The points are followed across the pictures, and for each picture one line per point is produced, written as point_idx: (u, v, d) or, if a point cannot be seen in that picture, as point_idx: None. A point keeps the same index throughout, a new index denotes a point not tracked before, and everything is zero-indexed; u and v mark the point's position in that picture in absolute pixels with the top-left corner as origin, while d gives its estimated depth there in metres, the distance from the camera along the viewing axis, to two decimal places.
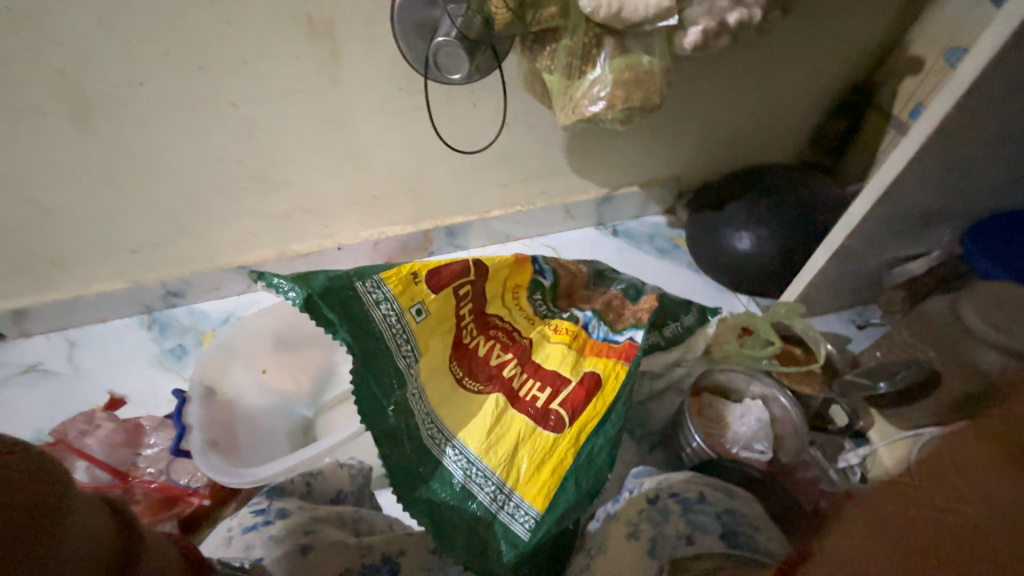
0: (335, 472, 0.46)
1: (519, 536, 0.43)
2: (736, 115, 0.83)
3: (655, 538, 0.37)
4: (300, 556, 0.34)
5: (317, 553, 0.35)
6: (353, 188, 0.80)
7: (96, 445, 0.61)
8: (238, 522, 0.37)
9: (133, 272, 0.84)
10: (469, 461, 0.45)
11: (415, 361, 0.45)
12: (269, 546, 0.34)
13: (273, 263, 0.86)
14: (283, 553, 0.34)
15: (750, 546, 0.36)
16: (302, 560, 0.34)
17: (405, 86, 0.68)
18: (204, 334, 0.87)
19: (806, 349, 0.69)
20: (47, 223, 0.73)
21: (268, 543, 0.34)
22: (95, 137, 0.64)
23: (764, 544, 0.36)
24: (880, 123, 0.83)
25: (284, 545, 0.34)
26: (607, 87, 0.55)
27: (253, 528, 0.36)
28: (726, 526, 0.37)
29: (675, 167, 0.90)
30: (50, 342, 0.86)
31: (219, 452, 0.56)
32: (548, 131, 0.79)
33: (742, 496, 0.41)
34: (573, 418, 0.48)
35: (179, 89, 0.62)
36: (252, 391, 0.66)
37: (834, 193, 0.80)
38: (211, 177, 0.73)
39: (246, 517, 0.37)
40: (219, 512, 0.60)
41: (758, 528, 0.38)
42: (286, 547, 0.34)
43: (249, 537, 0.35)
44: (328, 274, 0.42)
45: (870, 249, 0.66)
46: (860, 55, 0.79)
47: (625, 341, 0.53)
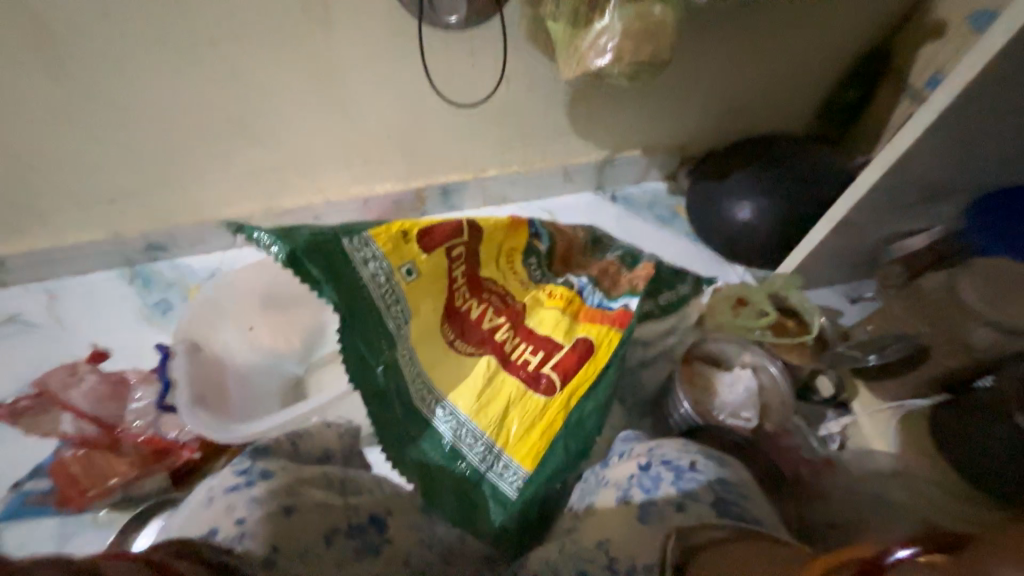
0: (322, 432, 0.46)
1: (507, 494, 0.45)
2: (747, 77, 0.79)
3: (646, 504, 0.37)
4: (283, 517, 0.32)
5: (302, 514, 0.33)
6: (342, 142, 0.76)
7: (81, 397, 0.60)
8: (219, 482, 0.35)
9: (112, 223, 0.80)
10: (459, 422, 0.46)
11: (405, 322, 0.44)
12: (252, 507, 0.33)
13: (260, 219, 0.83)
14: (265, 515, 0.32)
15: (740, 515, 0.35)
16: (286, 522, 0.32)
17: (398, 29, 0.63)
18: (189, 290, 0.85)
19: (800, 322, 0.70)
20: (15, 168, 0.68)
21: (250, 504, 0.33)
22: (61, 73, 0.59)
23: (752, 512, 0.36)
24: (894, 92, 0.80)
25: (266, 506, 0.33)
26: (615, 38, 0.51)
27: (235, 489, 0.34)
28: (716, 494, 0.37)
29: (679, 132, 0.87)
30: (29, 294, 0.83)
31: (207, 407, 0.56)
32: (550, 87, 0.74)
33: (731, 464, 0.41)
34: (564, 383, 0.48)
35: (149, 21, 0.56)
36: (240, 348, 0.65)
37: (840, 164, 0.78)
38: (190, 124, 0.68)
39: (229, 476, 0.36)
40: (209, 465, 0.60)
41: (745, 497, 0.38)
42: (269, 507, 0.33)
43: (231, 498, 0.33)
44: (314, 230, 0.40)
45: (872, 223, 0.65)
46: (883, 16, 0.74)
47: (619, 308, 0.51)
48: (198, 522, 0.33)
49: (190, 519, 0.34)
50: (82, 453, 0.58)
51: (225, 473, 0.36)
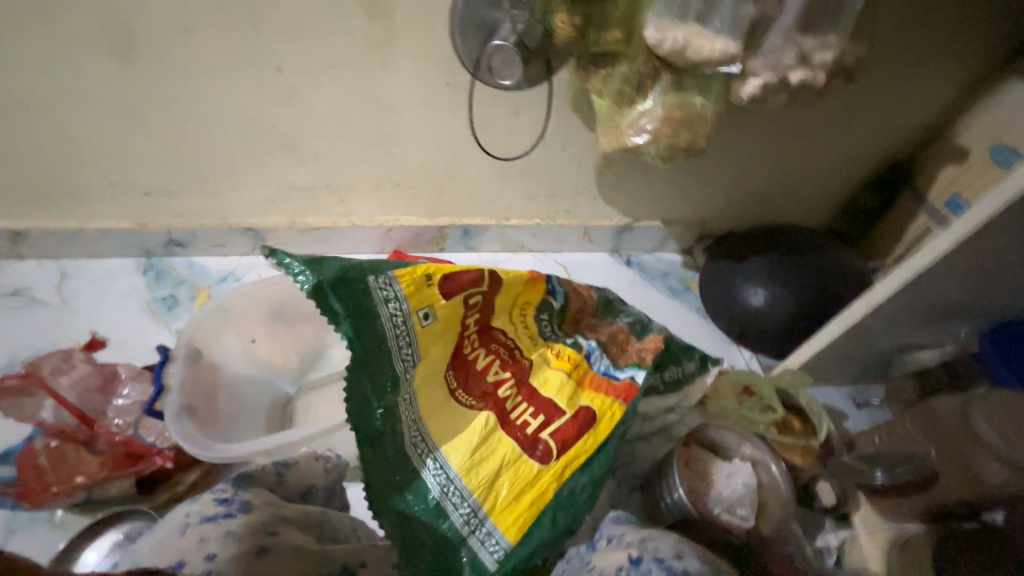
0: (309, 465, 0.44)
1: (486, 564, 0.42)
2: (773, 171, 0.82)
3: None
4: (255, 558, 0.32)
5: (275, 557, 0.32)
6: (377, 173, 0.78)
7: (69, 386, 0.60)
8: (198, 509, 0.34)
9: (141, 215, 0.82)
10: (448, 478, 0.44)
11: (413, 366, 0.43)
12: (225, 543, 0.32)
13: (283, 231, 0.85)
14: (238, 553, 0.31)
15: None
16: (257, 563, 0.32)
17: (452, 82, 0.67)
18: (199, 290, 0.85)
19: (806, 422, 0.68)
20: (65, 151, 0.71)
21: (224, 539, 0.32)
22: (131, 76, 0.63)
23: None
24: (913, 205, 0.82)
25: (240, 543, 0.32)
26: (655, 121, 0.54)
27: (211, 520, 0.33)
28: None
29: (701, 211, 0.89)
30: (43, 270, 0.84)
31: (194, 419, 0.55)
32: (584, 152, 0.78)
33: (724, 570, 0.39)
34: (561, 450, 0.47)
35: (224, 44, 0.60)
36: (239, 359, 0.65)
37: (855, 265, 0.79)
38: (239, 136, 0.71)
39: (208, 504, 0.35)
40: (181, 476, 0.58)
41: None
42: (243, 546, 0.32)
43: (205, 530, 0.32)
44: (342, 263, 0.40)
45: (887, 331, 0.65)
46: (908, 135, 0.78)
47: (625, 380, 0.51)
48: (167, 551, 0.31)
49: (160, 544, 0.32)
50: (56, 445, 0.56)
51: (205, 500, 0.35)
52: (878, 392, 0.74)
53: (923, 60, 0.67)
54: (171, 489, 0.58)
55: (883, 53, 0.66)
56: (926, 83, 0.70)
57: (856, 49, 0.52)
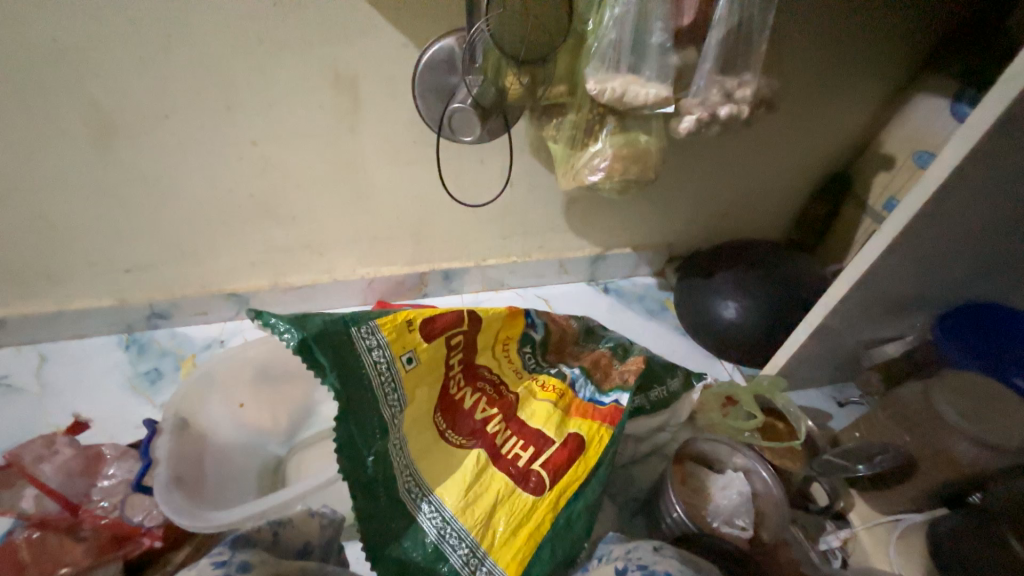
0: (305, 522, 0.44)
1: None
2: (725, 191, 0.88)
3: None
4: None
5: None
6: (355, 228, 0.82)
7: (51, 471, 0.58)
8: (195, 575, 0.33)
9: (123, 291, 0.83)
10: (444, 519, 0.44)
11: (400, 410, 0.44)
12: None
13: (266, 293, 0.86)
14: None
15: None
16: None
17: (418, 140, 0.72)
18: (183, 360, 0.85)
19: (789, 425, 0.70)
20: (47, 237, 0.73)
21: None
22: (112, 161, 0.66)
23: None
24: (857, 210, 0.89)
25: None
26: (606, 159, 0.59)
27: None
28: None
29: (666, 234, 0.95)
30: (21, 356, 0.83)
31: (185, 488, 0.53)
32: (549, 191, 0.83)
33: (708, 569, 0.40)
34: (554, 480, 0.47)
35: (201, 125, 0.65)
36: (227, 426, 0.64)
37: (815, 271, 0.84)
38: (218, 207, 0.74)
39: (207, 567, 0.34)
40: (170, 555, 0.57)
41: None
42: None
43: None
44: (325, 317, 0.42)
45: (849, 329, 0.69)
46: (839, 148, 0.86)
47: (610, 403, 0.52)
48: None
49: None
50: (36, 536, 0.54)
51: (202, 565, 0.34)
52: (854, 389, 0.77)
53: (838, 84, 0.76)
54: (160, 569, 0.56)
55: (801, 81, 0.74)
56: (844, 103, 0.78)
57: (772, 83, 0.59)
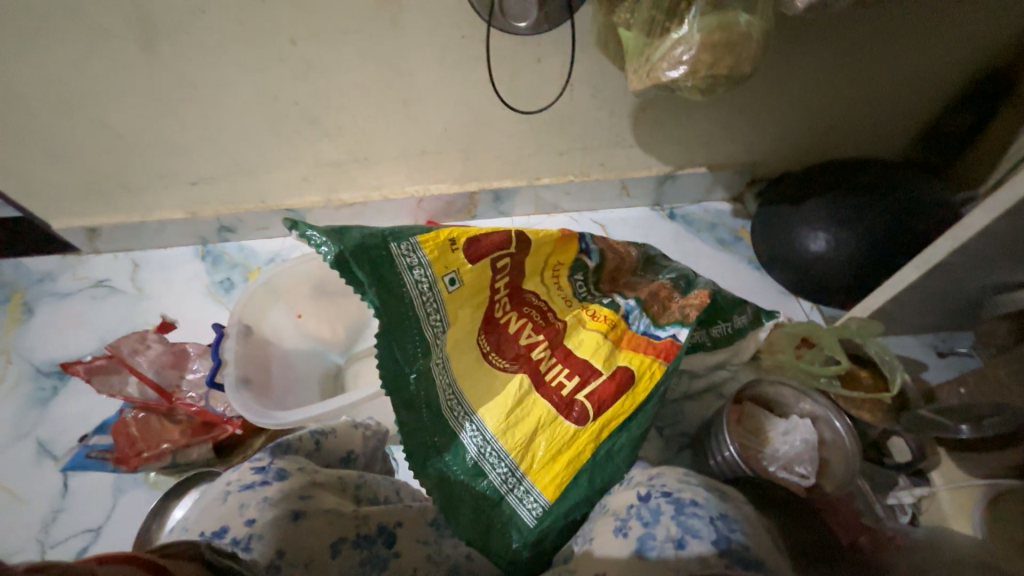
0: (347, 432, 0.50)
1: (525, 522, 0.44)
2: (837, 98, 0.73)
3: (644, 537, 0.36)
4: (291, 522, 0.35)
5: (310, 521, 0.36)
6: (405, 141, 0.78)
7: (146, 364, 0.65)
8: (237, 478, 0.38)
9: (193, 204, 0.87)
10: (484, 439, 0.45)
11: (442, 331, 0.43)
12: (263, 509, 0.35)
13: (320, 209, 0.88)
14: (274, 518, 0.35)
15: (740, 556, 0.33)
16: (293, 527, 0.35)
17: (469, 34, 0.63)
18: (251, 272, 0.91)
19: (875, 375, 0.62)
20: (119, 148, 0.76)
21: (262, 505, 0.36)
22: (162, 66, 0.64)
23: (754, 550, 0.34)
24: (1015, 119, 0.70)
25: (276, 509, 0.36)
26: (692, 49, 0.49)
27: (250, 486, 0.37)
28: (720, 532, 0.35)
29: (751, 153, 0.83)
30: (118, 262, 0.93)
31: (251, 390, 0.58)
32: (617, 97, 0.72)
33: (732, 497, 0.40)
34: (598, 412, 0.47)
35: (239, 21, 0.60)
36: (289, 333, 0.69)
37: (944, 196, 0.69)
38: (268, 123, 0.73)
39: (247, 473, 0.39)
40: (250, 441, 0.64)
41: (748, 534, 0.36)
42: (280, 511, 0.35)
43: (244, 497, 0.36)
44: (363, 232, 0.41)
45: (977, 269, 0.57)
46: (1012, 32, 0.65)
47: (666, 338, 0.50)
48: (212, 518, 0.35)
49: (205, 512, 0.36)
50: (142, 416, 0.63)
51: (244, 468, 0.39)
52: (965, 340, 0.68)
53: None
54: (245, 451, 0.63)
55: None
56: None
57: None
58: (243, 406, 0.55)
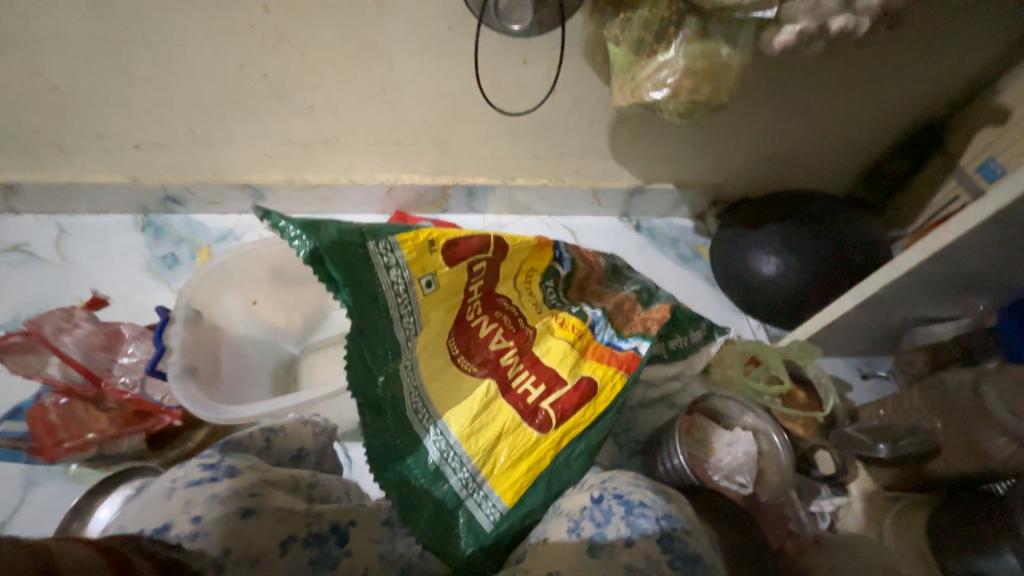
0: (297, 430, 0.47)
1: (482, 526, 0.44)
2: (796, 134, 0.78)
3: (594, 536, 0.38)
4: (239, 520, 0.33)
5: (259, 519, 0.34)
6: (379, 127, 0.75)
7: (73, 344, 0.58)
8: (183, 474, 0.36)
9: (136, 170, 0.80)
10: (448, 443, 0.45)
11: (414, 334, 0.43)
12: (210, 505, 0.33)
13: (282, 188, 0.83)
14: (222, 515, 0.33)
15: (681, 552, 0.36)
16: (241, 524, 0.33)
17: (455, 26, 0.61)
18: (199, 249, 0.84)
19: (811, 395, 0.67)
20: (50, 100, 0.68)
21: (209, 502, 0.33)
22: (110, 16, 0.58)
23: (694, 548, 0.37)
24: (941, 170, 0.79)
25: (224, 506, 0.34)
26: (676, 73, 0.51)
27: (196, 483, 0.35)
28: (664, 530, 0.37)
29: (715, 175, 0.87)
30: (40, 226, 0.83)
31: (198, 379, 0.54)
32: (597, 108, 0.73)
33: (676, 499, 0.42)
34: (561, 420, 0.48)
35: None
36: (241, 321, 0.64)
37: (878, 233, 0.76)
38: (230, 92, 0.68)
39: (194, 470, 0.37)
40: (190, 432, 0.60)
41: (689, 532, 0.38)
42: (228, 508, 0.33)
43: (190, 493, 0.34)
44: (341, 226, 0.39)
45: (902, 302, 0.63)
46: (947, 92, 0.72)
47: (628, 350, 0.51)
48: (153, 514, 0.33)
49: (146, 509, 0.34)
50: (64, 402, 0.57)
51: (191, 466, 0.37)
52: (885, 364, 0.75)
53: (978, 11, 0.61)
54: (181, 445, 0.59)
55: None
56: (981, 33, 0.64)
57: None
58: (187, 397, 0.51)
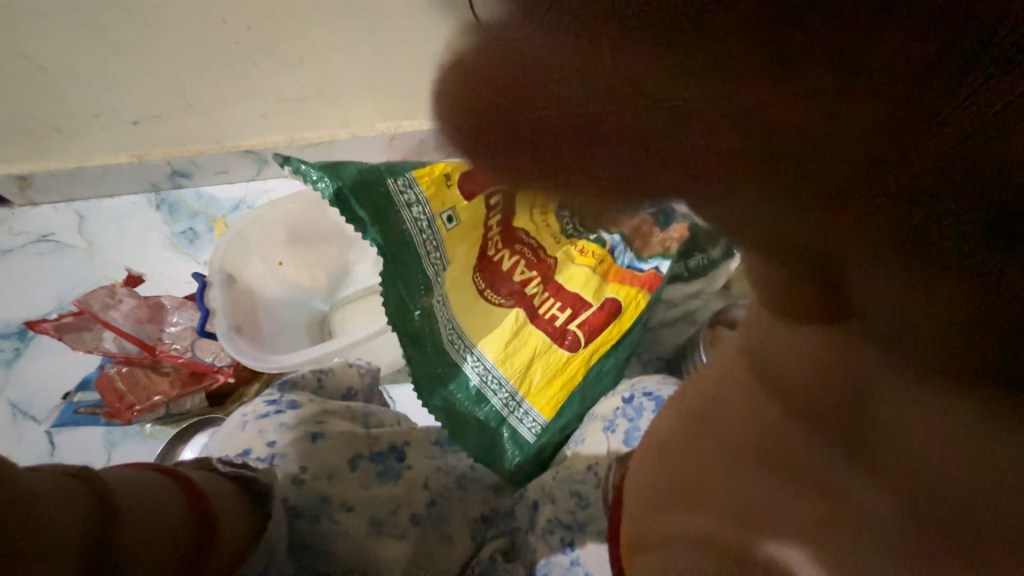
0: (345, 370, 0.51)
1: (526, 438, 0.48)
2: None
3: (630, 431, 0.41)
4: (310, 442, 0.38)
5: (327, 441, 0.38)
6: (371, 72, 0.72)
7: (122, 318, 0.62)
8: (252, 409, 0.40)
9: (139, 147, 0.80)
10: (486, 368, 0.48)
11: (443, 269, 0.44)
12: (282, 432, 0.38)
13: (285, 149, 0.82)
14: (293, 438, 0.38)
15: None
16: (313, 445, 0.38)
17: None
18: (216, 220, 0.86)
19: None
20: (40, 82, 0.67)
21: (281, 429, 0.38)
22: None
23: None
24: None
25: (295, 432, 0.38)
26: None
27: (266, 415, 0.39)
28: None
29: None
30: (60, 214, 0.85)
31: (244, 337, 0.58)
32: None
33: None
34: (590, 339, 0.50)
35: None
36: (271, 283, 0.66)
37: None
38: (216, 51, 0.66)
39: (260, 405, 0.41)
40: (243, 389, 0.64)
41: None
42: (298, 434, 0.38)
43: (263, 423, 0.39)
44: (359, 167, 0.40)
45: None
46: None
47: (648, 271, 0.52)
48: (234, 442, 0.38)
49: (227, 439, 0.39)
50: (126, 370, 0.61)
51: (256, 402, 0.41)
52: None
53: None
54: (240, 400, 0.64)
55: None
56: None
57: None
58: (238, 352, 0.56)
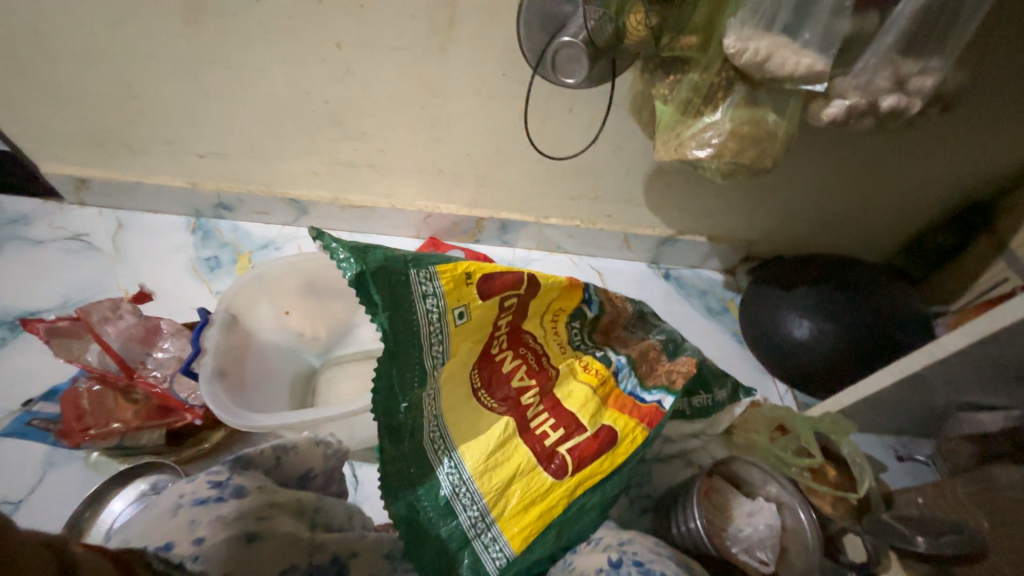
0: (310, 449, 0.47)
1: (486, 568, 0.43)
2: (835, 202, 0.79)
3: None
4: (244, 544, 0.33)
5: (263, 543, 0.34)
6: (424, 157, 0.78)
7: (115, 334, 0.61)
8: (191, 491, 0.37)
9: (195, 175, 0.85)
10: (461, 479, 0.45)
11: (441, 363, 0.43)
12: (215, 527, 0.34)
13: (325, 205, 0.87)
14: (226, 537, 0.33)
15: None
16: (246, 548, 0.33)
17: (509, 73, 0.65)
18: (240, 254, 0.88)
19: (845, 473, 0.65)
20: (132, 107, 0.74)
21: (214, 523, 0.34)
22: (200, 40, 0.64)
23: None
24: (989, 251, 0.76)
25: (229, 529, 0.34)
26: (721, 135, 0.52)
27: (203, 503, 0.36)
28: None
29: (750, 232, 0.87)
30: (102, 218, 0.89)
31: (224, 383, 0.56)
32: (636, 156, 0.75)
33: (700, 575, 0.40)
34: (577, 468, 0.46)
35: (290, 15, 0.60)
36: (270, 328, 0.67)
37: (917, 307, 0.74)
38: (292, 113, 0.73)
39: (202, 486, 0.37)
40: (206, 433, 0.61)
41: None
42: (233, 531, 0.34)
43: (197, 513, 0.35)
44: (386, 252, 0.41)
45: (944, 386, 0.61)
46: (993, 175, 0.72)
47: (652, 403, 0.49)
48: (161, 530, 0.34)
49: (154, 523, 0.35)
50: (96, 388, 0.59)
51: (199, 481, 0.38)
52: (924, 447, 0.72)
53: None
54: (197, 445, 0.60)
55: (993, 80, 0.60)
56: None
57: (956, 79, 0.49)
58: (214, 400, 0.53)
